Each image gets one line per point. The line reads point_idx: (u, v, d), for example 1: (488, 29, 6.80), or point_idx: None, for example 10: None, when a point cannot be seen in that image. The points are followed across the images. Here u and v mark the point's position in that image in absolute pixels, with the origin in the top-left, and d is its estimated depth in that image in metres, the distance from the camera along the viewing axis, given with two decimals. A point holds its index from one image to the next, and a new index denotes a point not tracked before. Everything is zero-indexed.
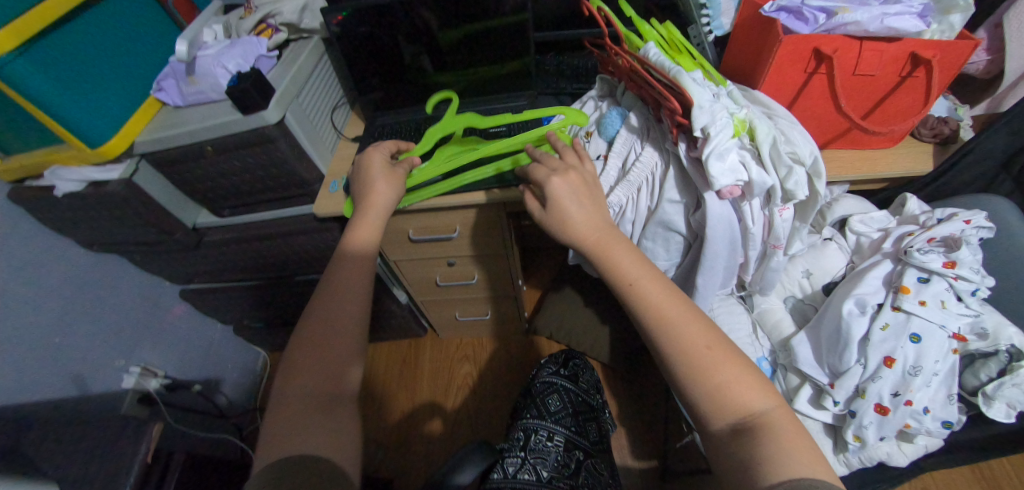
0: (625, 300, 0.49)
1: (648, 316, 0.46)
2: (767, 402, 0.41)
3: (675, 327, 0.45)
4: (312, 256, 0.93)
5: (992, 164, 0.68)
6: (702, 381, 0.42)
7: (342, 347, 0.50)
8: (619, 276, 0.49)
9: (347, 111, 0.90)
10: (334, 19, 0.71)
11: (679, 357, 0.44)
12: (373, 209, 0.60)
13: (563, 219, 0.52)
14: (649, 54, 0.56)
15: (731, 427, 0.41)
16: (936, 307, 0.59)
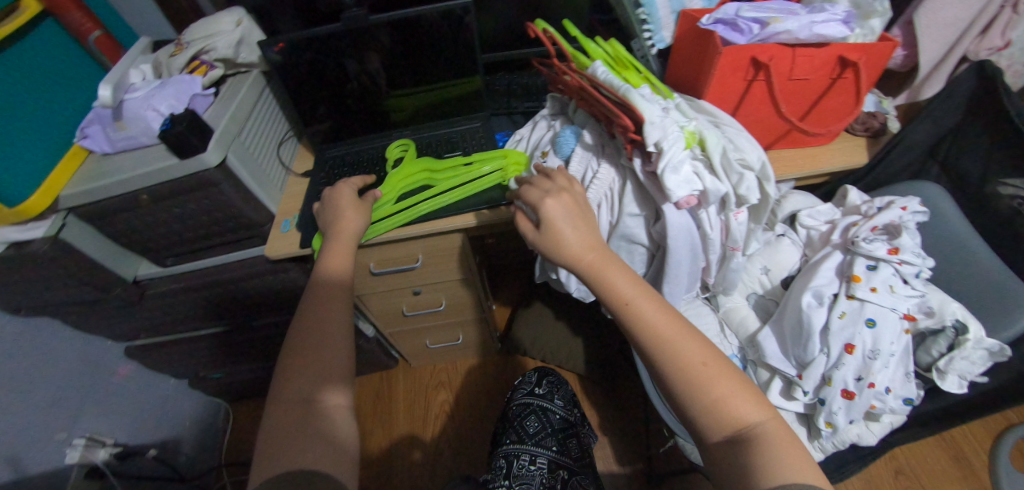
0: (618, 318, 0.48)
1: (645, 333, 0.46)
2: (761, 414, 0.42)
3: (672, 345, 0.45)
4: (269, 298, 0.88)
5: (915, 152, 0.74)
6: (698, 397, 0.43)
7: (332, 362, 0.48)
8: (613, 295, 0.48)
9: (294, 145, 0.87)
10: (276, 47, 0.68)
11: (675, 372, 0.44)
12: (348, 236, 0.59)
13: (555, 236, 0.51)
14: (597, 72, 0.57)
15: (726, 441, 0.41)
16: (887, 292, 0.61)
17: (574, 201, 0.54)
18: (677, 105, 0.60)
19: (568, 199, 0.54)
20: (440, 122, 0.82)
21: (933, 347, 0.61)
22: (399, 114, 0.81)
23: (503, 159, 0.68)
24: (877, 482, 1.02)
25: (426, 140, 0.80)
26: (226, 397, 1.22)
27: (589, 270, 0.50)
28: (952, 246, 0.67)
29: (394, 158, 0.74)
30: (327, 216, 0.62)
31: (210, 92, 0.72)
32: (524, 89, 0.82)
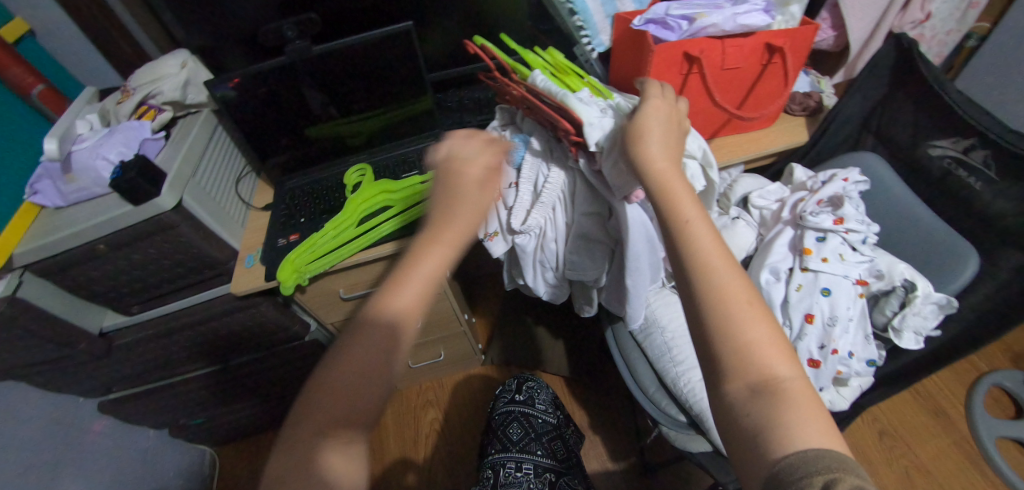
0: (668, 232, 0.44)
1: (691, 254, 0.42)
2: (793, 370, 0.37)
3: (719, 273, 0.40)
4: (243, 335, 0.87)
5: (849, 125, 0.78)
6: (731, 333, 0.38)
7: (375, 374, 0.40)
8: (675, 212, 0.44)
9: (254, 180, 0.87)
10: (232, 82, 0.68)
11: (716, 301, 0.39)
12: (468, 207, 0.47)
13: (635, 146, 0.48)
14: (537, 82, 0.60)
15: (756, 389, 0.36)
16: (837, 261, 0.64)
17: (673, 118, 0.51)
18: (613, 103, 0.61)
19: (666, 113, 0.51)
20: (394, 142, 0.84)
21: (886, 307, 0.65)
22: (354, 138, 0.82)
23: None
24: (863, 444, 1.05)
25: (381, 161, 0.81)
26: (211, 441, 1.19)
27: (658, 182, 0.46)
28: (892, 210, 0.71)
29: (352, 184, 0.75)
30: (440, 180, 0.50)
31: (161, 136, 0.72)
32: (475, 103, 0.85)
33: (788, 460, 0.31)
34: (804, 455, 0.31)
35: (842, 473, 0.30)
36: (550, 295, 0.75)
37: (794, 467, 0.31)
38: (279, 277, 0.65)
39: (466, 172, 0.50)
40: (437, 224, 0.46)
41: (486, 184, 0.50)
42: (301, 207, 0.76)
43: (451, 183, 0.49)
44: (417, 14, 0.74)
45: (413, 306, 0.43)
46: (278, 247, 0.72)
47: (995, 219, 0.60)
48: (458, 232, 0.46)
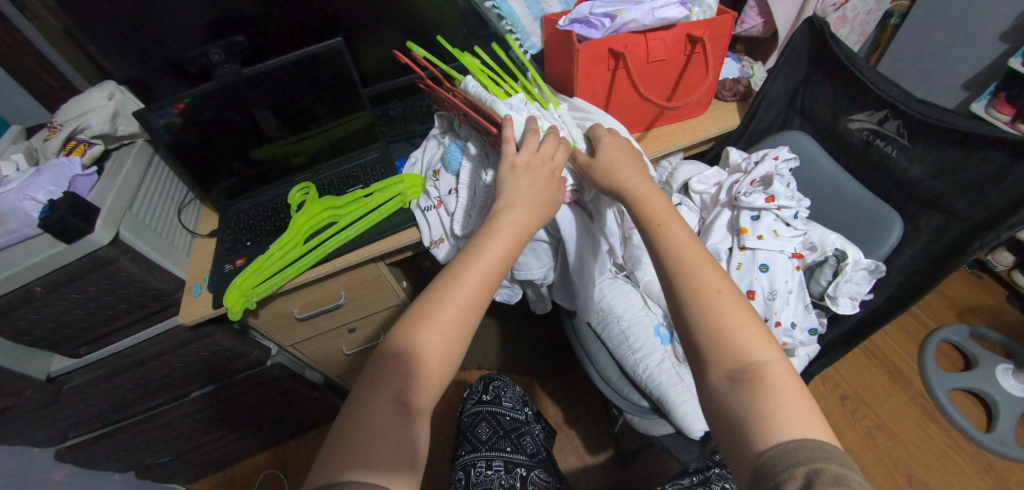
0: (646, 237, 0.49)
1: (667, 252, 0.47)
2: (772, 354, 0.40)
3: (693, 270, 0.45)
4: (200, 365, 0.85)
5: (777, 106, 0.81)
6: (708, 321, 0.42)
7: (426, 375, 0.44)
8: (648, 216, 0.50)
9: (198, 207, 0.86)
10: (177, 108, 0.67)
11: (688, 295, 0.44)
12: (507, 219, 0.50)
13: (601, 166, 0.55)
14: (468, 87, 0.61)
15: (735, 373, 0.39)
16: (772, 237, 0.66)
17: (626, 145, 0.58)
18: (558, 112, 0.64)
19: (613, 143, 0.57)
20: (338, 159, 0.83)
21: (821, 278, 0.67)
22: (298, 157, 0.81)
23: (401, 183, 0.70)
24: (827, 410, 1.09)
25: (327, 179, 0.80)
26: (183, 477, 1.15)
27: (631, 194, 0.52)
28: (821, 183, 0.74)
29: (296, 203, 0.74)
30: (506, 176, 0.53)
31: (93, 171, 0.69)
32: (416, 112, 0.86)
33: (771, 453, 0.34)
34: (785, 447, 0.34)
35: (824, 463, 0.32)
36: (503, 296, 0.78)
37: (777, 459, 0.34)
38: (226, 303, 0.64)
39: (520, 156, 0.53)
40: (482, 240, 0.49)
41: (517, 188, 0.51)
42: (247, 230, 0.76)
43: (522, 179, 0.52)
44: (349, 29, 0.75)
45: (461, 313, 0.46)
46: (225, 273, 0.71)
47: (913, 184, 0.65)
48: (500, 250, 0.49)
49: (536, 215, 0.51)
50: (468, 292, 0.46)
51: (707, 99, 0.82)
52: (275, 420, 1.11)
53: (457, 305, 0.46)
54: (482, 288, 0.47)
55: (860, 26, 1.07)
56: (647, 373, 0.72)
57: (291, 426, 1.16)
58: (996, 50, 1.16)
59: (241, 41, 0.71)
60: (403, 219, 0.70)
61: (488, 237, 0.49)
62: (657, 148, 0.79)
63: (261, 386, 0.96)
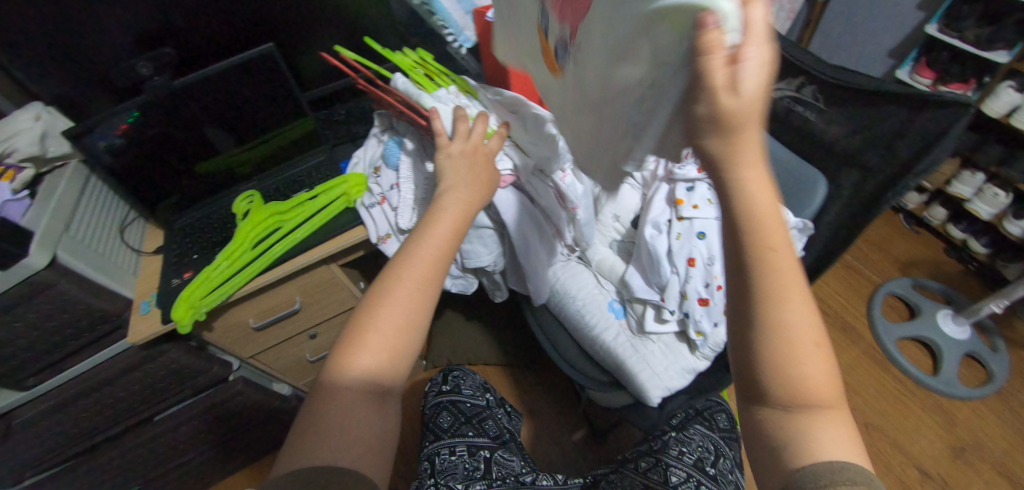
0: (740, 258, 0.34)
1: (763, 277, 0.34)
2: (832, 399, 0.35)
3: (786, 303, 0.34)
4: (160, 386, 0.84)
5: None
6: (782, 359, 0.35)
7: (392, 350, 0.45)
8: (759, 230, 0.32)
9: (142, 226, 0.84)
10: (120, 128, 0.66)
11: (779, 348, 0.35)
12: (461, 199, 0.52)
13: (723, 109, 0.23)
14: (397, 83, 0.62)
15: (791, 412, 0.35)
16: (706, 205, 0.69)
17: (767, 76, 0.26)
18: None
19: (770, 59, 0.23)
20: (281, 164, 0.83)
21: None
22: (241, 168, 0.81)
23: (344, 184, 0.70)
24: None
25: (272, 186, 0.80)
26: None
27: (747, 200, 0.31)
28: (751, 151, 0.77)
29: (241, 213, 0.73)
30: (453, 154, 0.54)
31: (25, 195, 0.67)
32: (359, 113, 0.86)
33: (808, 468, 0.33)
34: (824, 466, 0.32)
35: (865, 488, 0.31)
36: (459, 287, 0.78)
37: (817, 474, 0.32)
38: (173, 316, 0.62)
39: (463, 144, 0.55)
40: (431, 220, 0.50)
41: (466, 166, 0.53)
42: (194, 243, 0.75)
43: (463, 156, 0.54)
44: (281, 33, 0.75)
45: (419, 287, 0.47)
46: (173, 287, 0.69)
47: (831, 144, 0.69)
48: (451, 226, 0.51)
49: (479, 192, 0.53)
50: (427, 271, 0.48)
51: None
52: (250, 437, 1.09)
53: (416, 282, 0.47)
54: (439, 264, 0.49)
55: (786, 5, 1.13)
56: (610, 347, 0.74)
57: (265, 441, 1.15)
58: (915, 18, 1.24)
59: (170, 52, 0.70)
60: (350, 219, 0.71)
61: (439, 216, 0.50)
62: None
63: (227, 403, 0.94)
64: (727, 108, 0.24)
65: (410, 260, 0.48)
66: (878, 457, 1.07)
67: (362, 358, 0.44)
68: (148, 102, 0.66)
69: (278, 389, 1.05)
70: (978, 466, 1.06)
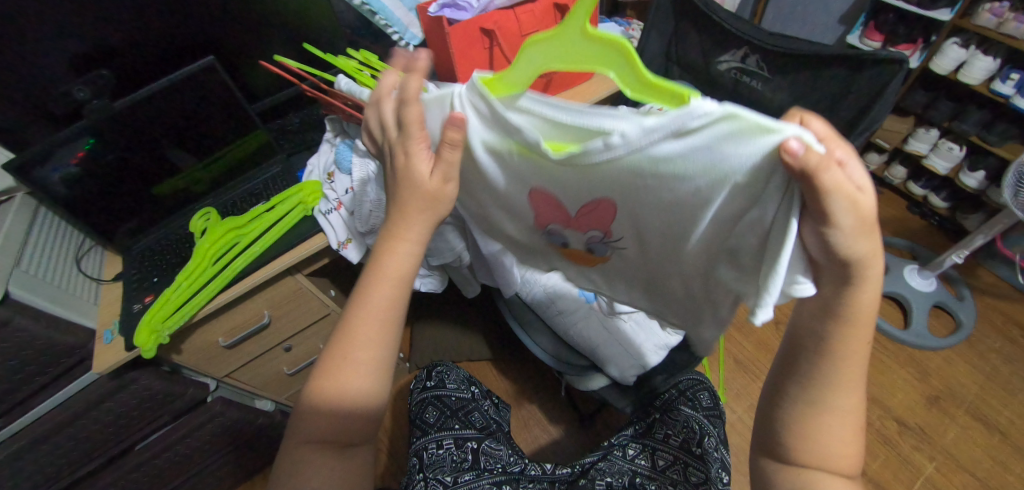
0: (819, 342, 0.34)
1: (836, 367, 0.35)
2: (851, 468, 0.38)
3: (840, 393, 0.36)
4: (136, 416, 0.81)
5: (657, 59, 0.85)
6: (812, 431, 0.37)
7: (347, 423, 0.44)
8: (851, 330, 0.33)
9: (100, 253, 0.82)
10: (76, 157, 0.63)
11: (817, 422, 0.36)
12: (398, 255, 0.43)
13: (842, 201, 0.25)
14: (341, 85, 0.61)
15: (802, 469, 0.38)
16: None
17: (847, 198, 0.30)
18: (480, 97, 0.35)
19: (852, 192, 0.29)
20: (237, 180, 0.81)
21: None
22: (196, 186, 0.79)
23: (299, 192, 0.70)
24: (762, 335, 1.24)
25: (229, 202, 0.79)
26: None
27: (857, 288, 0.31)
28: None
29: (200, 230, 0.72)
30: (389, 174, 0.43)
31: None
32: (312, 121, 0.87)
33: None
34: None
35: None
36: (428, 286, 0.78)
37: None
38: (135, 342, 0.60)
39: (413, 158, 0.40)
40: (371, 283, 0.43)
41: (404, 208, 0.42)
42: (154, 266, 0.72)
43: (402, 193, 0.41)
44: (223, 44, 0.74)
45: (373, 338, 0.43)
46: (133, 313, 0.66)
47: (779, 111, 0.71)
48: (390, 289, 0.44)
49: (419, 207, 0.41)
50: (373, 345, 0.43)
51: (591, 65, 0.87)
52: (237, 460, 1.07)
53: (361, 361, 0.43)
54: (386, 332, 0.44)
55: None
56: (585, 337, 0.74)
57: (254, 462, 1.13)
58: None
59: (106, 75, 0.67)
60: (310, 227, 0.71)
61: (377, 281, 0.43)
62: None
63: (209, 426, 0.92)
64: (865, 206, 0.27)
65: (351, 335, 0.43)
66: None
67: (318, 428, 0.44)
68: (98, 129, 0.64)
69: (260, 406, 1.05)
70: (954, 412, 1.11)
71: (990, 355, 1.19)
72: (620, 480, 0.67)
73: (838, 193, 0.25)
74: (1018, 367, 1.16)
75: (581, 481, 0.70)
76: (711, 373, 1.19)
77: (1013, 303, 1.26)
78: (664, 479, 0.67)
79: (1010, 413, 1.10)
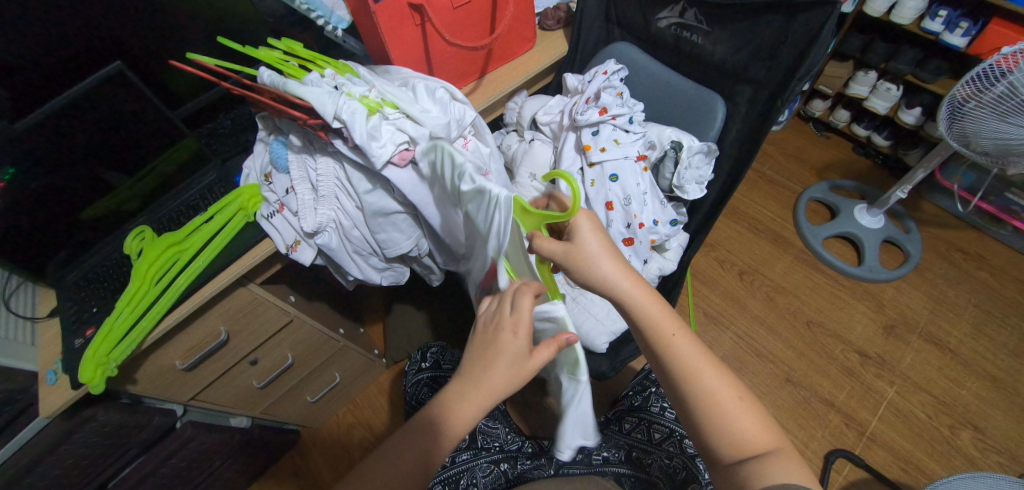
0: (653, 347, 0.47)
1: (672, 364, 0.45)
2: (767, 437, 0.42)
3: (699, 377, 0.44)
4: (100, 460, 0.71)
5: (596, 21, 0.83)
6: (710, 418, 0.43)
7: None
8: (657, 332, 0.46)
9: (31, 288, 0.68)
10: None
11: (707, 409, 0.43)
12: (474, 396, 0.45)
13: (582, 259, 0.47)
14: (264, 79, 0.57)
15: (740, 463, 0.42)
16: (614, 146, 0.71)
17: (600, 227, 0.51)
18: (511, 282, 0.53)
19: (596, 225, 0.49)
20: (172, 191, 0.74)
21: (666, 171, 0.72)
22: (128, 204, 0.70)
23: (237, 198, 0.65)
24: (728, 284, 1.30)
25: (163, 216, 0.72)
26: None
27: (637, 304, 0.47)
28: (649, 83, 0.78)
29: (134, 251, 0.65)
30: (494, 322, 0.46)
31: None
32: (245, 120, 0.82)
33: None
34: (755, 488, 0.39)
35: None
36: (390, 279, 0.78)
37: None
38: (81, 379, 0.54)
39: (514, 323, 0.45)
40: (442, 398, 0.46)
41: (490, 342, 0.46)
42: (92, 294, 0.63)
43: (507, 359, 0.44)
44: (134, 43, 0.67)
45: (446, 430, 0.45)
46: (76, 351, 0.58)
47: (721, 64, 0.70)
48: (458, 414, 0.45)
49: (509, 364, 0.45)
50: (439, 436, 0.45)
51: (530, 33, 0.85)
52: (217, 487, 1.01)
53: (416, 457, 0.45)
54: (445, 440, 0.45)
55: None
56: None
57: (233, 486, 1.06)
58: None
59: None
60: (254, 234, 0.67)
61: (446, 400, 0.46)
62: (495, 92, 0.82)
63: (180, 455, 0.85)
64: (600, 264, 0.48)
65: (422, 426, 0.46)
66: (822, 347, 1.19)
67: None
68: (9, 154, 0.55)
69: (235, 424, 0.98)
70: (909, 338, 1.18)
71: (938, 281, 1.26)
72: (617, 455, 0.68)
73: (574, 258, 0.47)
74: (962, 288, 1.25)
75: (578, 456, 0.70)
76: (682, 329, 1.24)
77: (953, 230, 1.35)
78: (660, 452, 0.68)
79: (959, 332, 1.18)
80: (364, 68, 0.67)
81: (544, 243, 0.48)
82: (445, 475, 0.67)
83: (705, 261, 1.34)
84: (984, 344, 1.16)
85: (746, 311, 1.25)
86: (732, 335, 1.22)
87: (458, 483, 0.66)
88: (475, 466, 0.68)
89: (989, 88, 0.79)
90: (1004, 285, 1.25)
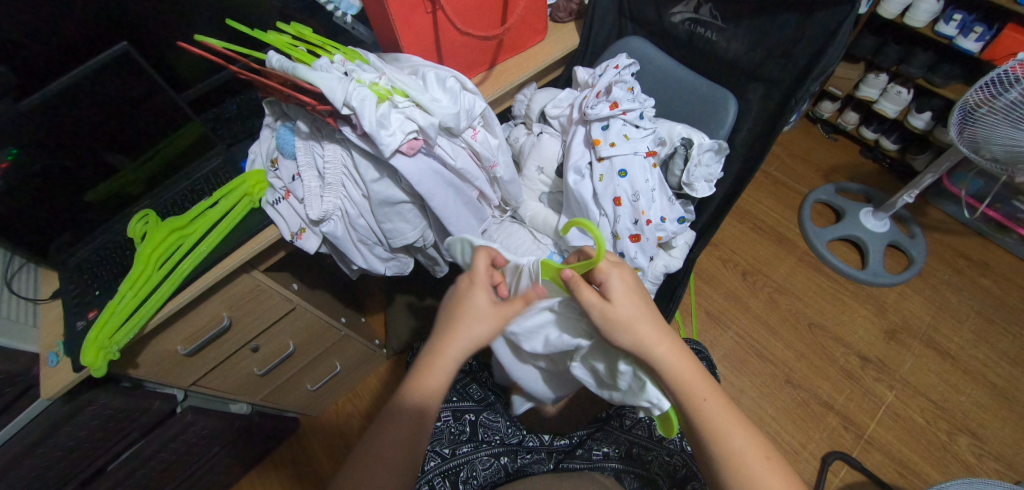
0: (683, 407, 0.47)
1: (701, 425, 0.45)
2: None
3: (728, 438, 0.44)
4: (100, 443, 0.71)
5: (609, 15, 0.82)
6: (738, 478, 0.42)
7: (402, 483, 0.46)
8: (687, 392, 0.47)
9: (34, 270, 0.68)
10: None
11: (734, 469, 0.43)
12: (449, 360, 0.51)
13: (616, 317, 0.48)
14: (273, 63, 0.57)
15: None
16: (624, 141, 0.70)
17: (638, 283, 0.52)
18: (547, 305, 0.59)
19: (628, 281, 0.51)
20: (177, 176, 0.74)
21: (675, 168, 0.71)
22: (132, 186, 0.70)
23: (243, 184, 0.65)
24: (732, 284, 1.30)
25: (169, 200, 0.72)
26: None
27: (665, 366, 0.48)
28: (660, 79, 0.77)
29: (138, 235, 0.65)
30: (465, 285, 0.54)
31: None
32: (252, 106, 0.81)
33: None
34: None
35: None
36: (393, 268, 0.77)
37: None
38: (83, 362, 0.53)
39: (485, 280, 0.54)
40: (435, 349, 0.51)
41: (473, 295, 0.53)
42: (95, 277, 0.63)
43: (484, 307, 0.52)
44: (142, 23, 0.66)
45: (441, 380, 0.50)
46: (78, 332, 0.57)
47: (734, 61, 0.69)
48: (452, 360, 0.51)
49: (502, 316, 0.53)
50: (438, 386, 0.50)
51: (541, 25, 0.84)
52: (216, 473, 1.01)
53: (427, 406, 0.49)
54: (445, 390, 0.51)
55: None
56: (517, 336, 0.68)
57: (232, 472, 1.07)
58: None
59: (6, 72, 0.56)
60: (258, 220, 0.67)
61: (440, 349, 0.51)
62: (504, 84, 0.81)
63: (180, 440, 0.85)
64: (635, 325, 0.48)
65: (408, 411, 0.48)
66: (823, 350, 1.19)
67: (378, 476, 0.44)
68: (14, 134, 0.55)
69: (234, 410, 0.98)
70: (910, 343, 1.18)
71: (942, 287, 1.26)
72: (617, 450, 0.68)
73: (609, 314, 0.48)
74: (965, 295, 1.25)
75: (578, 451, 0.70)
76: (684, 327, 1.24)
77: (958, 236, 1.34)
78: (661, 449, 0.68)
79: (960, 338, 1.18)
80: (373, 54, 0.66)
81: (584, 291, 0.49)
82: (444, 467, 0.66)
83: (709, 260, 1.33)
84: (986, 351, 1.16)
85: (748, 311, 1.25)
86: (734, 335, 1.22)
87: (459, 476, 0.66)
88: (475, 459, 0.68)
89: (1001, 94, 0.78)
90: (1008, 293, 1.24)
